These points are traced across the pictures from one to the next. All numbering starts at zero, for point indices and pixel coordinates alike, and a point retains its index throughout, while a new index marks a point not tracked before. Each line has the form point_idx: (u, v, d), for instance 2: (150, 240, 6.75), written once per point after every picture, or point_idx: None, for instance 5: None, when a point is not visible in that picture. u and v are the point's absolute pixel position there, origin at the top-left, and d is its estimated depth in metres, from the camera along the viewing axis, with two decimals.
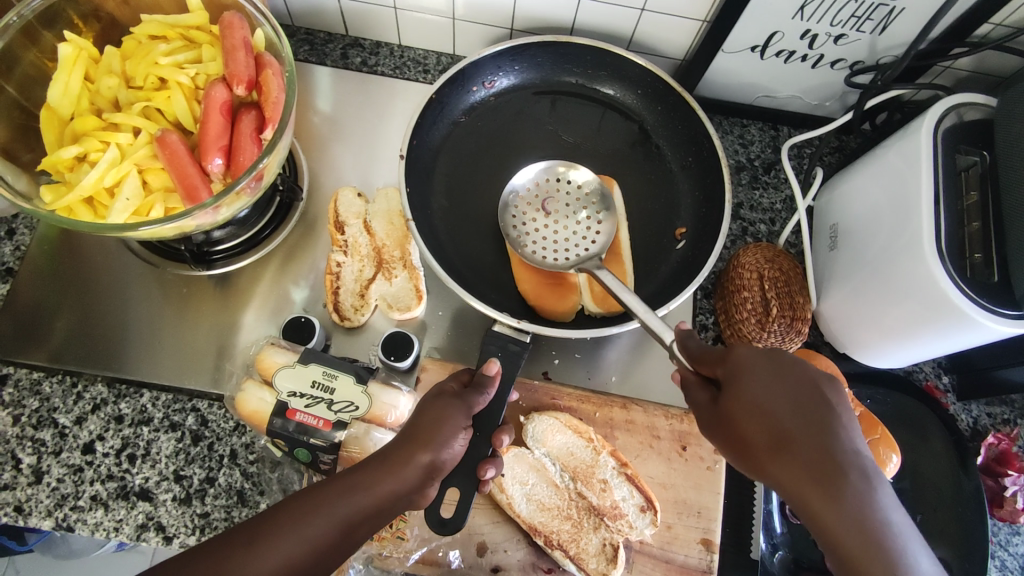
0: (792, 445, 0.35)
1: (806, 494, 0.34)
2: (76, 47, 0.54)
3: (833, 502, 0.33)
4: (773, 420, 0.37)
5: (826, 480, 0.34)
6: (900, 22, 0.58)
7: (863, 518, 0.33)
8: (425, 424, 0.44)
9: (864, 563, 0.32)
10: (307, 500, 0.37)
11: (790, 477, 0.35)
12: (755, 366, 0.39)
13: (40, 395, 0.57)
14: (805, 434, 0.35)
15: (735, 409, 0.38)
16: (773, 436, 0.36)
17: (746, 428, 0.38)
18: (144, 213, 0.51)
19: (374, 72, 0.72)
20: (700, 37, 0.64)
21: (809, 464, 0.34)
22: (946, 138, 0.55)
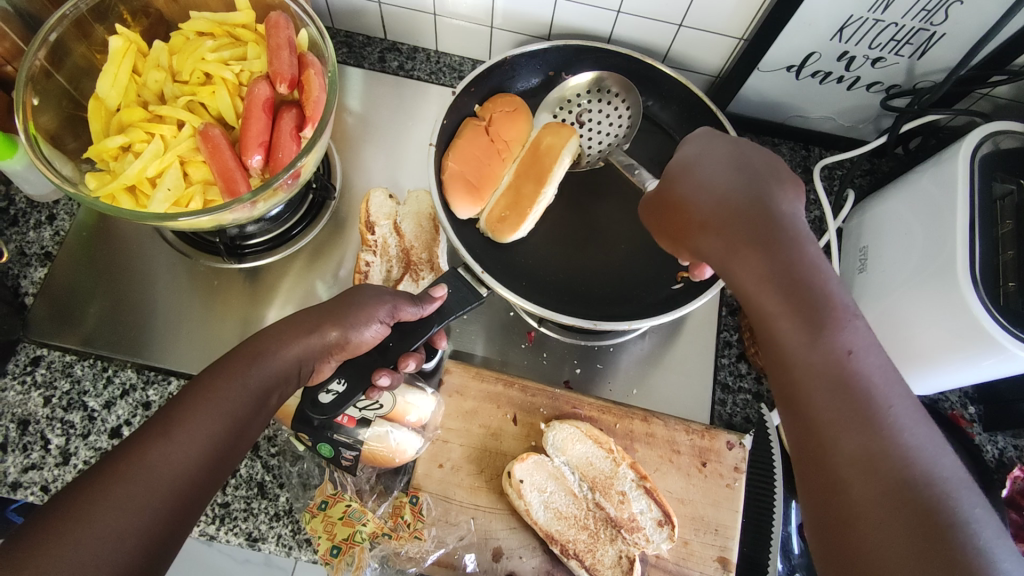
0: (687, 210, 0.44)
1: (737, 254, 0.39)
2: (127, 40, 0.55)
3: (720, 242, 0.41)
4: (716, 181, 0.43)
5: (721, 225, 0.41)
6: (941, 47, 0.57)
7: (791, 262, 0.37)
8: (325, 308, 0.47)
9: (780, 301, 0.37)
10: (215, 382, 0.40)
11: (694, 236, 0.43)
12: (705, 150, 0.46)
13: (72, 378, 0.58)
14: (710, 188, 0.43)
15: (730, 247, 0.40)
16: (684, 213, 0.44)
17: (694, 194, 0.43)
18: (184, 204, 0.52)
19: (410, 77, 0.73)
20: (735, 55, 0.64)
21: (746, 229, 0.40)
22: (983, 165, 0.54)
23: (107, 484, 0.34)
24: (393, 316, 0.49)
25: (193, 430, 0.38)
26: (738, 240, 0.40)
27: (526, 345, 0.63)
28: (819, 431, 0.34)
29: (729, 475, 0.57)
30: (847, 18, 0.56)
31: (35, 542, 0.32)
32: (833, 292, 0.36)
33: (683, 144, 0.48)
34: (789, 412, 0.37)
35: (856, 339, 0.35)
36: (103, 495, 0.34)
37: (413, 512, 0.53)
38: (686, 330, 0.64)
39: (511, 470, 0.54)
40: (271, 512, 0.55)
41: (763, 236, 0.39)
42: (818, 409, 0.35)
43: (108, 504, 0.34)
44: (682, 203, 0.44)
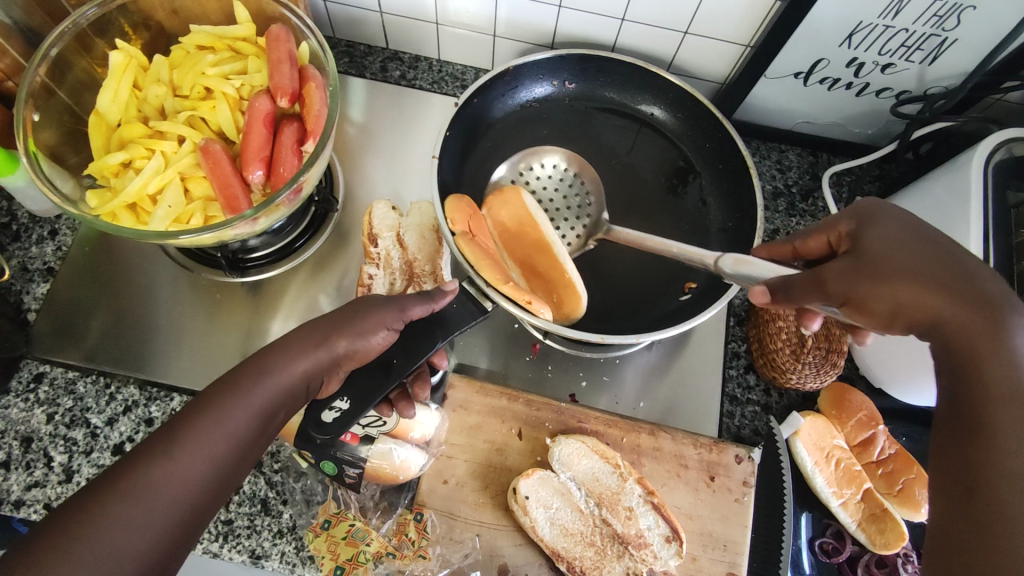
0: (875, 274, 0.40)
1: (967, 341, 0.37)
2: (127, 56, 0.55)
3: (942, 316, 0.37)
4: (893, 249, 0.40)
5: (949, 288, 0.38)
6: (952, 53, 0.56)
7: (1008, 358, 0.35)
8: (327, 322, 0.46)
9: (1003, 403, 0.35)
10: (218, 395, 0.39)
11: (867, 302, 0.40)
12: (879, 215, 0.43)
13: (74, 395, 0.58)
14: (909, 256, 0.39)
15: (941, 326, 0.37)
16: (861, 278, 0.40)
17: (892, 252, 0.40)
18: (184, 221, 0.52)
19: (412, 86, 0.72)
20: (741, 61, 0.63)
21: (974, 310, 0.37)
22: (997, 173, 0.53)
23: (99, 501, 0.33)
24: (399, 324, 0.49)
25: (197, 444, 0.37)
26: (967, 314, 0.37)
27: (531, 357, 0.62)
28: (1002, 521, 0.32)
29: (738, 489, 0.56)
30: (856, 24, 0.55)
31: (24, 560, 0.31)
32: None
33: (850, 216, 0.45)
34: (961, 493, 0.35)
35: None
36: (100, 511, 0.33)
37: (417, 529, 0.53)
38: (693, 341, 0.64)
39: (516, 486, 0.53)
40: (275, 529, 0.54)
41: (985, 324, 0.36)
42: (1004, 499, 0.33)
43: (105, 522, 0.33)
44: (858, 268, 0.40)
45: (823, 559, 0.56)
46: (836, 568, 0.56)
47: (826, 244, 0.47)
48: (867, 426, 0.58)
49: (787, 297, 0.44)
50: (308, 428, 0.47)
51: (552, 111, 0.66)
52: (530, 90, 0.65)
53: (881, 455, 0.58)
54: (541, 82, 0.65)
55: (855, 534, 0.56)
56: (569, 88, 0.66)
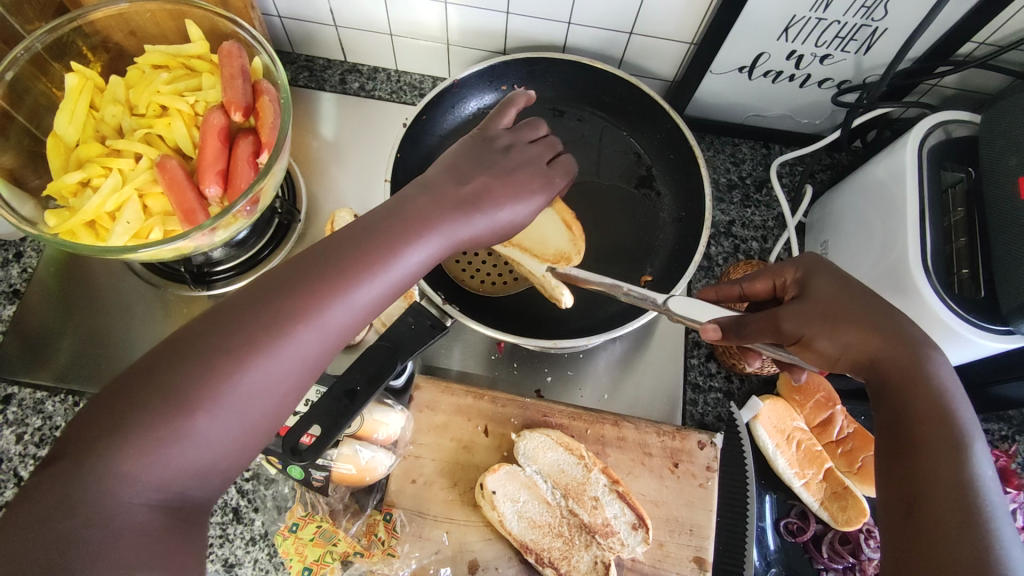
0: (826, 318, 0.43)
1: (897, 377, 0.41)
2: (82, 77, 0.56)
3: (876, 356, 0.42)
4: (827, 299, 0.44)
5: (884, 330, 0.42)
6: (884, 41, 0.58)
7: (934, 390, 0.40)
8: (420, 206, 0.41)
9: (934, 430, 0.39)
10: (376, 249, 0.38)
11: (818, 344, 0.43)
12: (819, 267, 0.46)
13: (43, 414, 0.59)
14: (852, 304, 0.44)
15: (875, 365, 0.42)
16: (808, 320, 0.44)
17: (832, 300, 0.44)
18: (144, 236, 0.52)
19: (371, 97, 0.74)
20: (687, 58, 0.65)
21: (902, 351, 0.41)
22: (932, 155, 0.55)
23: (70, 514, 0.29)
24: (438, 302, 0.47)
25: (372, 275, 0.37)
26: (901, 350, 0.41)
27: (496, 355, 0.64)
28: (938, 530, 0.37)
29: (702, 475, 0.57)
30: (791, 18, 0.57)
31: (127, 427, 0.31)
32: (964, 425, 0.39)
33: (797, 264, 0.47)
34: (902, 506, 0.39)
35: (985, 472, 0.38)
36: (241, 351, 0.33)
37: (387, 529, 0.54)
38: (655, 333, 0.65)
39: (484, 481, 0.54)
40: (247, 537, 0.55)
41: (909, 361, 0.41)
42: (938, 514, 0.37)
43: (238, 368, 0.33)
44: (812, 310, 0.44)
45: (788, 538, 0.57)
46: (802, 547, 0.57)
47: (771, 287, 0.49)
48: (825, 407, 0.59)
49: (739, 335, 0.47)
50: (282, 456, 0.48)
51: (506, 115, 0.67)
52: (481, 99, 0.67)
53: (841, 434, 0.59)
54: (490, 89, 0.67)
55: (818, 512, 0.57)
56: None
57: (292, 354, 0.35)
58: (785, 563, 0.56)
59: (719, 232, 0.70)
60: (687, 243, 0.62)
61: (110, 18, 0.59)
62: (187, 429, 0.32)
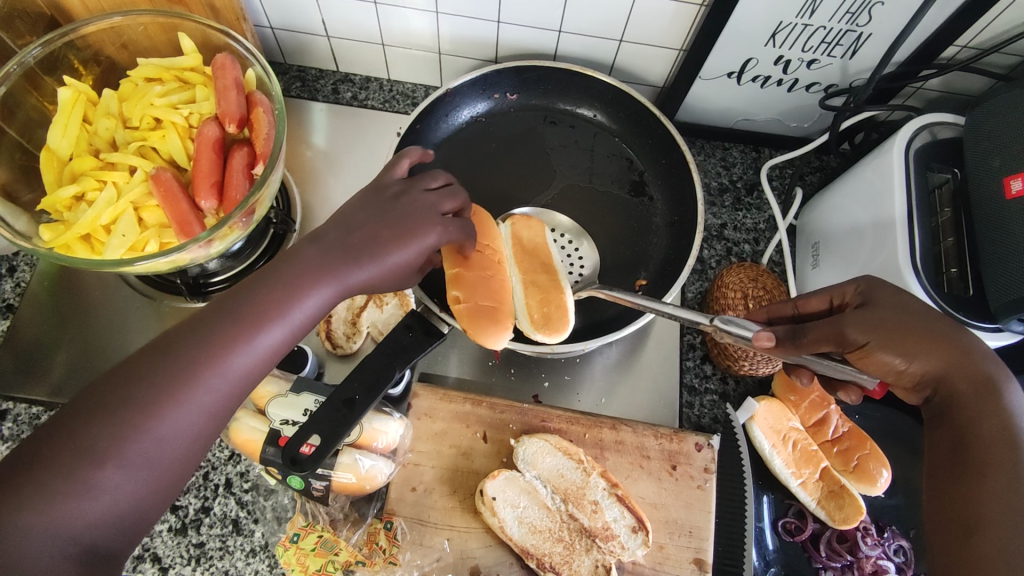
0: (895, 330, 0.43)
1: (966, 395, 0.41)
2: (75, 91, 0.56)
3: (947, 373, 0.42)
4: (898, 313, 0.43)
5: (952, 346, 0.42)
6: (870, 46, 0.59)
7: (1003, 411, 0.41)
8: (313, 257, 0.41)
9: (1002, 450, 0.40)
10: (275, 300, 0.39)
11: (880, 354, 0.43)
12: (882, 283, 0.46)
13: (39, 429, 0.58)
14: (919, 321, 0.43)
15: (945, 382, 0.42)
16: (880, 330, 0.43)
17: (899, 315, 0.43)
18: (140, 248, 0.52)
19: (364, 106, 0.74)
20: (677, 64, 0.66)
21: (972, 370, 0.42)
22: (919, 157, 0.56)
23: None
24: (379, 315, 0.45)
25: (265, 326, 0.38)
26: (973, 369, 0.42)
27: (493, 362, 0.64)
28: (1000, 549, 0.37)
29: (700, 477, 0.58)
30: (778, 24, 0.58)
31: (41, 472, 0.32)
32: None
33: (858, 282, 0.46)
34: (961, 528, 0.39)
35: None
36: (151, 403, 0.35)
37: (388, 538, 0.54)
38: (650, 337, 0.66)
39: (484, 488, 0.55)
40: (247, 549, 0.55)
41: (980, 381, 0.41)
42: (1001, 530, 0.38)
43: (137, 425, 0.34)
44: (879, 321, 0.43)
45: (786, 538, 0.57)
46: (800, 547, 0.57)
47: (826, 304, 0.48)
48: (820, 406, 0.60)
49: (795, 344, 0.44)
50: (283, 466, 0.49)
51: (498, 123, 0.68)
52: (472, 107, 0.67)
53: (836, 433, 0.60)
54: (481, 97, 0.67)
55: (816, 511, 0.57)
56: (512, 100, 0.68)
57: (198, 403, 0.36)
58: (785, 563, 0.57)
59: (711, 236, 0.70)
60: (681, 246, 0.63)
61: (102, 32, 0.59)
62: (95, 480, 0.33)
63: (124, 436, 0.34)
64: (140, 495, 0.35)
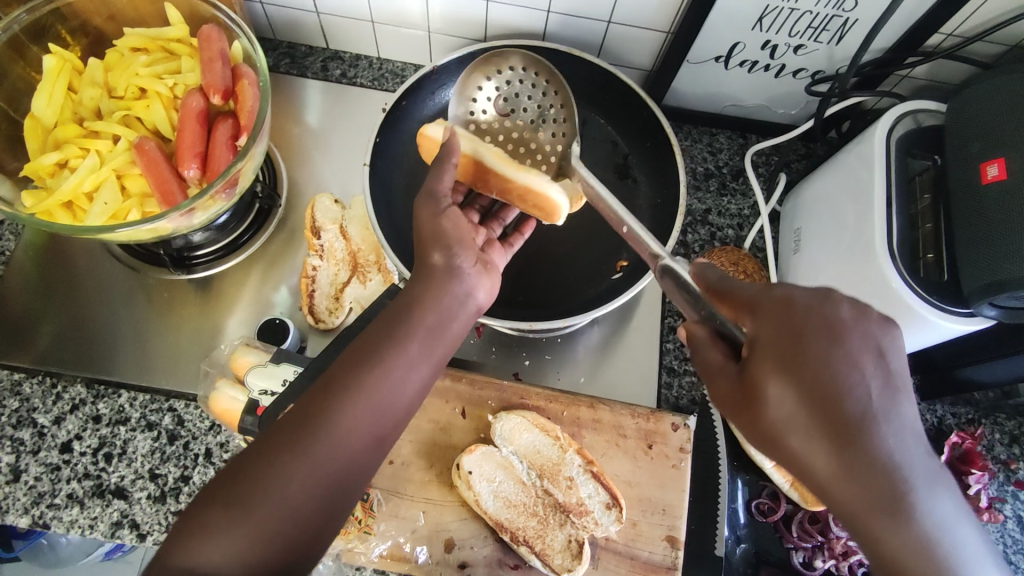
0: (783, 359, 0.35)
1: (813, 443, 0.34)
2: (61, 59, 0.56)
3: (798, 416, 0.34)
4: (785, 344, 0.35)
5: (822, 398, 0.34)
6: (856, 32, 0.60)
7: (869, 454, 0.33)
8: (381, 331, 0.42)
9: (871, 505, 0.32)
10: (368, 374, 0.40)
11: (769, 393, 0.35)
12: (768, 302, 0.37)
13: (20, 396, 0.59)
14: (812, 351, 0.35)
15: (816, 429, 0.34)
16: (767, 365, 0.35)
17: (771, 341, 0.36)
18: (122, 217, 0.53)
19: (353, 84, 0.74)
20: (665, 48, 0.66)
21: (818, 410, 0.34)
22: (899, 143, 0.56)
23: None
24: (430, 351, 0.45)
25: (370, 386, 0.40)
26: (818, 413, 0.34)
27: (475, 340, 0.64)
28: None
29: (675, 456, 0.58)
30: (764, 8, 0.58)
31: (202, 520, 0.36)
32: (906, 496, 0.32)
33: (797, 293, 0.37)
34: None
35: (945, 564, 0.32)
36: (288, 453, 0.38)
37: (364, 508, 0.54)
38: (632, 319, 0.66)
39: (461, 461, 0.56)
40: None
41: (832, 416, 0.33)
42: None
43: (268, 483, 0.37)
44: (766, 350, 0.36)
45: (758, 518, 0.58)
46: (772, 527, 0.58)
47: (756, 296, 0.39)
48: None
49: (699, 356, 0.41)
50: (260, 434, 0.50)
51: None
52: None
53: None
54: None
55: (789, 493, 0.58)
56: None
57: (330, 451, 0.39)
58: (754, 540, 0.58)
59: (696, 221, 0.71)
60: (664, 229, 0.63)
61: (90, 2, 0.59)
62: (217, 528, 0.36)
63: (263, 483, 0.37)
64: (237, 554, 0.36)
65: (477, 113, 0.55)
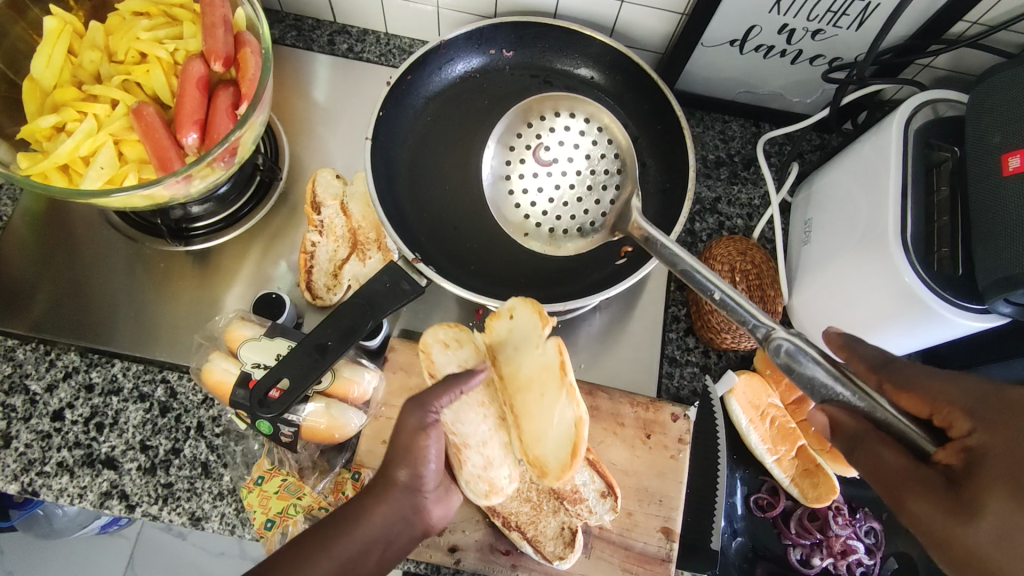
0: (1001, 412, 0.37)
1: (996, 494, 0.35)
2: (61, 21, 0.55)
3: (994, 463, 0.36)
4: (983, 399, 0.38)
5: (1014, 437, 0.36)
6: (877, 17, 0.58)
7: None
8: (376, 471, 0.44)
9: None
10: (359, 518, 0.42)
11: (976, 446, 0.37)
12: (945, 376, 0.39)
13: (13, 362, 0.58)
14: (1006, 415, 0.37)
15: (989, 485, 0.35)
16: (977, 412, 0.37)
17: (961, 396, 0.38)
18: (118, 182, 0.52)
19: (360, 59, 0.73)
20: (679, 30, 0.65)
21: (1013, 467, 0.35)
22: (918, 133, 0.54)
23: None
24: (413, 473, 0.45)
25: (359, 532, 0.41)
26: (1011, 457, 0.35)
27: (474, 322, 0.63)
28: None
29: (673, 446, 0.57)
30: None
31: None
32: None
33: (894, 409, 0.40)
34: None
35: None
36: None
37: (354, 486, 0.55)
38: (637, 306, 0.64)
39: (443, 416, 0.53)
40: (215, 491, 0.56)
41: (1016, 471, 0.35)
42: None
43: (326, 551, 0.39)
44: (940, 396, 0.39)
45: (755, 513, 0.57)
46: (770, 522, 0.57)
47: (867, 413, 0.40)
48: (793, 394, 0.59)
49: (847, 445, 0.41)
50: (250, 407, 0.49)
51: (492, 81, 0.66)
52: (468, 61, 0.66)
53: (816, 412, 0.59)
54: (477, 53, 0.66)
55: (788, 488, 0.57)
56: (508, 57, 0.66)
57: None
58: (751, 534, 0.57)
59: (705, 209, 0.69)
60: (671, 215, 0.62)
61: None
62: None
63: None
64: None
65: (511, 193, 0.63)
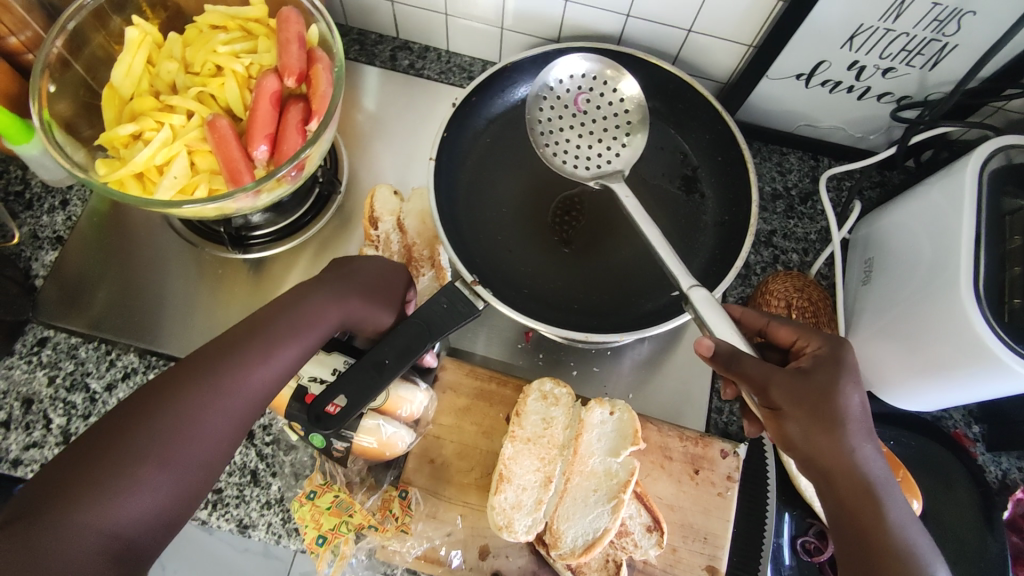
0: (829, 360, 0.47)
1: (818, 428, 0.44)
2: (143, 32, 0.56)
3: (815, 392, 0.45)
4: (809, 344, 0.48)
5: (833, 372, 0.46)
6: (953, 58, 0.56)
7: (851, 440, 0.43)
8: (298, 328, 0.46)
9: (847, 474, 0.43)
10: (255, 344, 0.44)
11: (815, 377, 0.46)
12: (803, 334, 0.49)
13: (76, 359, 0.60)
14: (826, 361, 0.46)
15: (819, 413, 0.44)
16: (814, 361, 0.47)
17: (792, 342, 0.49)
18: (189, 192, 0.53)
19: (420, 76, 0.74)
20: (745, 61, 0.64)
21: (825, 399, 0.44)
22: (993, 179, 0.53)
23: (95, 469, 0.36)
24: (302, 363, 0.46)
25: (236, 375, 0.43)
26: (828, 385, 0.45)
27: (523, 344, 0.63)
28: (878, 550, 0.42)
29: (722, 484, 0.56)
30: (858, 27, 0.55)
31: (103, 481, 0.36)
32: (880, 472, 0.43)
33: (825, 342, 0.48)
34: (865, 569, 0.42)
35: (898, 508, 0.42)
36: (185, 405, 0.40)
37: (401, 506, 0.54)
38: (684, 337, 0.64)
39: (502, 449, 0.55)
40: (262, 500, 0.56)
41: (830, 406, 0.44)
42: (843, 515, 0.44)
43: (222, 371, 0.42)
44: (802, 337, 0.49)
45: (803, 557, 0.55)
46: (818, 568, 0.55)
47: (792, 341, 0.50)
48: None
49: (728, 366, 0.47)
50: (307, 423, 0.49)
51: None
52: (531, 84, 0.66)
53: None
54: None
55: None
56: None
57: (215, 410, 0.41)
58: None
59: (760, 241, 0.68)
60: (730, 248, 0.61)
61: None
62: (141, 477, 0.36)
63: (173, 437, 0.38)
64: (163, 505, 0.37)
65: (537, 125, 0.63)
